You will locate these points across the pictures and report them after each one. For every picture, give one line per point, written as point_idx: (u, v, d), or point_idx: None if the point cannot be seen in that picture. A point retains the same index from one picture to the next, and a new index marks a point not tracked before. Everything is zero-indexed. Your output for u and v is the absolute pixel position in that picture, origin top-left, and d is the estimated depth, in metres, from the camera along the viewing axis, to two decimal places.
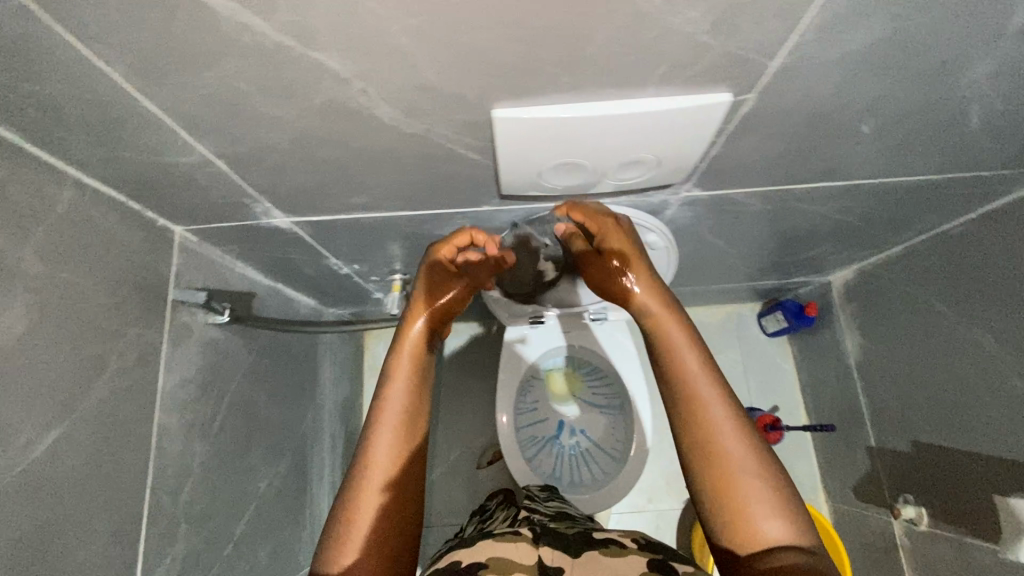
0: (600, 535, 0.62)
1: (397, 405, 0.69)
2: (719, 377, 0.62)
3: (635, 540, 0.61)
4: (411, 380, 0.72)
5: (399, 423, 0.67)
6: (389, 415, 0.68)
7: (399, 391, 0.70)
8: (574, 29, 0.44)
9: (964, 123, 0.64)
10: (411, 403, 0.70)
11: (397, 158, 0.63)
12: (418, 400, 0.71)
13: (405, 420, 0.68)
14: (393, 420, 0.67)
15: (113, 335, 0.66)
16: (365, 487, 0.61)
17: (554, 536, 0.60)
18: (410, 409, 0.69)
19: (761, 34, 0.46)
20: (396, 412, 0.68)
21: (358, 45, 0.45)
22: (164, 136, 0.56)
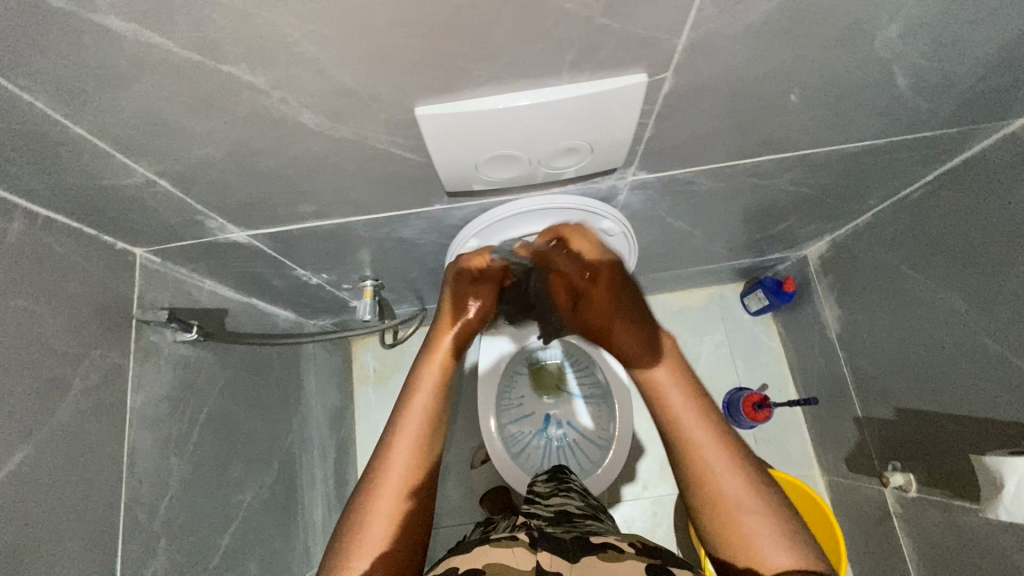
0: (597, 539, 0.60)
1: (421, 414, 0.68)
2: (708, 415, 0.63)
3: (632, 544, 0.60)
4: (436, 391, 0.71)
5: (422, 429, 0.66)
6: (412, 421, 0.67)
7: (422, 400, 0.69)
8: (472, 22, 0.45)
9: (892, 85, 0.65)
10: (435, 413, 0.69)
11: (334, 164, 0.65)
12: (441, 409, 0.70)
13: (427, 429, 0.67)
14: (415, 425, 0.66)
15: (76, 358, 0.68)
16: (384, 490, 0.60)
17: (552, 541, 0.59)
18: (433, 418, 0.68)
19: (660, 14, 0.47)
20: (421, 419, 0.67)
21: (266, 55, 0.46)
22: (101, 160, 0.58)
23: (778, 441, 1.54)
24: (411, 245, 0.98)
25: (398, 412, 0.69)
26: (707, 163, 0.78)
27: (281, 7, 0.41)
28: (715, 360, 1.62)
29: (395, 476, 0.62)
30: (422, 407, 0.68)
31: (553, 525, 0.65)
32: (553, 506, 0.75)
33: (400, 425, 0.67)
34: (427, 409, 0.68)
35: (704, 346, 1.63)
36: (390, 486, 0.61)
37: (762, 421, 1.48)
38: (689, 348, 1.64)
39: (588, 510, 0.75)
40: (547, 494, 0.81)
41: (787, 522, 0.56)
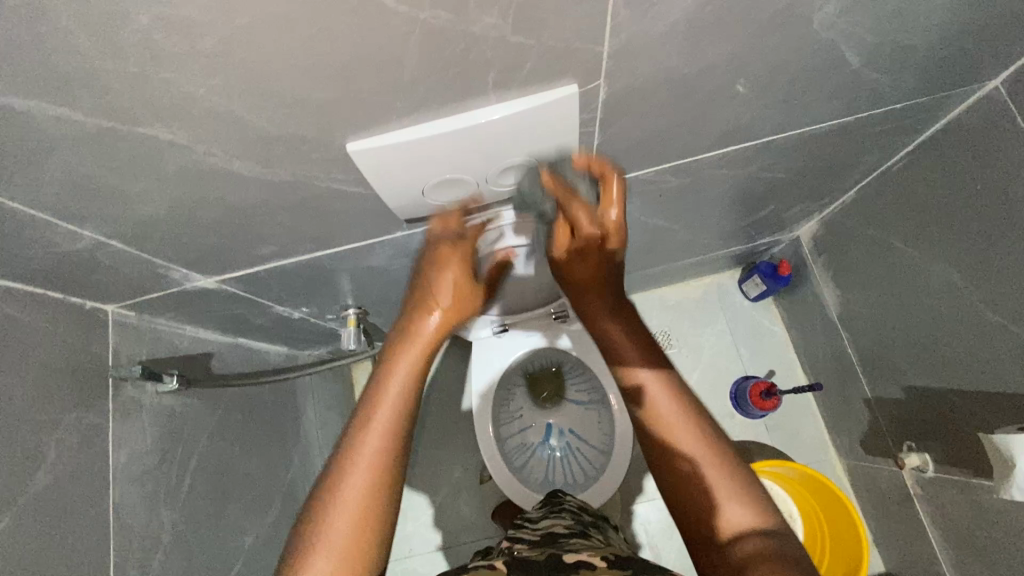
0: (569, 556, 0.58)
1: (376, 445, 0.55)
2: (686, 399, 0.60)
3: (605, 557, 0.59)
4: (399, 409, 0.57)
5: (377, 465, 0.54)
6: (364, 456, 0.54)
7: (380, 425, 0.56)
8: (379, 57, 0.44)
9: (843, 64, 0.62)
10: (393, 441, 0.56)
11: (281, 205, 0.64)
12: (403, 434, 0.57)
13: (383, 468, 0.54)
14: (367, 463, 0.54)
15: (50, 424, 0.68)
16: (321, 551, 0.49)
17: (524, 564, 0.57)
18: (391, 451, 0.55)
19: (573, 24, 0.45)
20: (374, 454, 0.54)
21: (177, 113, 0.45)
22: (46, 231, 0.58)
23: (792, 427, 1.49)
24: (384, 271, 0.97)
25: (348, 439, 0.56)
26: (667, 160, 0.76)
27: (177, 66, 0.41)
28: (719, 351, 1.58)
29: (337, 534, 0.50)
30: (377, 436, 0.55)
31: (531, 547, 0.63)
32: (541, 529, 0.73)
33: (350, 462, 0.54)
34: (383, 437, 0.55)
35: (705, 337, 1.60)
36: (328, 548, 0.50)
37: (772, 409, 1.43)
38: (690, 341, 1.60)
39: (577, 528, 0.73)
40: (537, 518, 0.78)
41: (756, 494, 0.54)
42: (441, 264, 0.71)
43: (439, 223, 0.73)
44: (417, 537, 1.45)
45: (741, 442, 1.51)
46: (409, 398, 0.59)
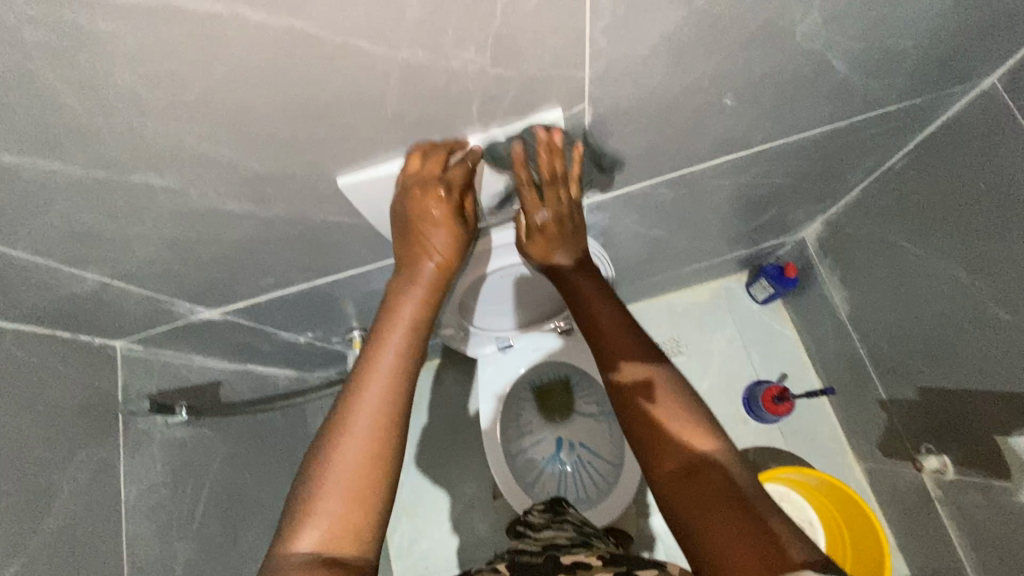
0: (567, 558, 0.58)
1: (380, 391, 0.55)
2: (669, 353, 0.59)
3: (601, 556, 0.59)
4: (404, 361, 0.57)
5: (380, 413, 0.54)
6: (368, 405, 0.54)
7: (383, 374, 0.56)
8: (361, 96, 0.45)
9: (831, 71, 0.61)
10: (396, 395, 0.55)
11: (276, 238, 0.65)
12: (407, 384, 0.57)
13: (388, 418, 0.54)
14: (371, 414, 0.53)
15: (61, 463, 0.69)
16: (325, 497, 0.49)
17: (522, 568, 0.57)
18: (395, 400, 0.55)
19: (552, 52, 0.45)
20: (378, 403, 0.54)
21: (166, 160, 0.46)
22: (49, 275, 0.59)
23: (808, 431, 1.46)
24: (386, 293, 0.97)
25: (350, 390, 0.55)
26: (660, 173, 0.76)
27: (164, 117, 0.42)
28: (729, 356, 1.56)
29: (342, 479, 0.50)
30: (382, 386, 0.55)
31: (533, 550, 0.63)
32: (543, 536, 0.71)
33: (354, 410, 0.54)
34: (387, 389, 0.55)
35: (715, 342, 1.58)
36: (333, 495, 0.49)
37: (785, 414, 1.40)
38: (700, 347, 1.58)
39: (580, 537, 0.70)
40: (540, 524, 0.77)
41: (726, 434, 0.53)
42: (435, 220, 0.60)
43: (417, 160, 0.54)
44: (431, 556, 1.43)
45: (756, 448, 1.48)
46: (414, 350, 0.59)
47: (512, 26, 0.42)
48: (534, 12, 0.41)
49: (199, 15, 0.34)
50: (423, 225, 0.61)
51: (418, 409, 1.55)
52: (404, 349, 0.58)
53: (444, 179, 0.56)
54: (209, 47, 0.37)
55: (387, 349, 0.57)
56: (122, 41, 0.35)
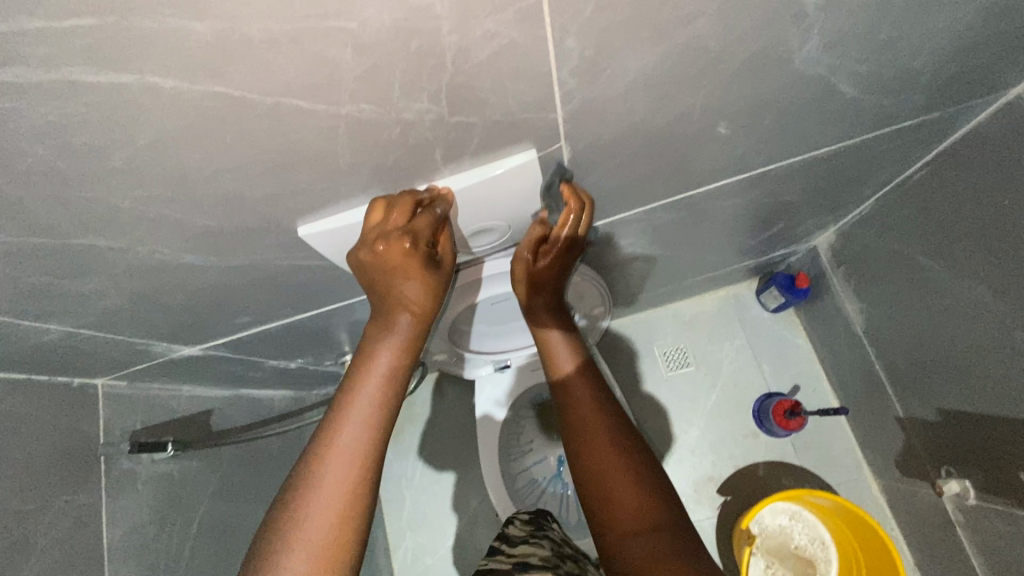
0: None
1: (351, 452, 0.51)
2: (623, 430, 0.61)
3: None
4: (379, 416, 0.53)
5: (351, 474, 0.50)
6: (341, 458, 0.50)
7: (357, 428, 0.52)
8: (307, 151, 0.41)
9: (837, 93, 0.56)
10: (369, 456, 0.51)
11: (246, 282, 0.62)
12: (384, 435, 0.53)
13: (360, 481, 0.50)
14: (342, 471, 0.50)
15: (37, 513, 0.67)
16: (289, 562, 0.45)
17: None
18: (370, 454, 0.51)
19: (516, 97, 0.41)
20: (352, 458, 0.50)
21: (108, 222, 0.44)
22: (8, 330, 0.57)
23: (821, 446, 1.40)
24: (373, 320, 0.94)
25: (320, 443, 0.51)
26: (653, 199, 0.71)
27: (93, 183, 0.38)
28: (739, 366, 1.50)
29: (309, 539, 0.46)
30: (353, 441, 0.51)
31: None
32: (516, 556, 0.62)
33: (325, 466, 0.50)
34: (360, 443, 0.51)
35: (724, 353, 1.52)
36: (300, 556, 0.45)
37: (797, 428, 1.35)
38: (708, 357, 1.52)
39: (553, 561, 0.60)
40: (515, 540, 0.67)
41: (675, 517, 0.54)
42: (402, 273, 0.54)
43: (381, 211, 0.50)
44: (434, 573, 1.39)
45: (768, 463, 1.42)
46: (391, 402, 0.55)
47: (466, 75, 0.38)
48: (492, 58, 0.37)
49: (105, 88, 0.31)
50: (392, 278, 0.54)
51: (420, 424, 1.52)
52: (381, 401, 0.54)
53: (409, 230, 0.50)
54: (127, 116, 0.33)
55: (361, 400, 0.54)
56: (27, 119, 0.32)
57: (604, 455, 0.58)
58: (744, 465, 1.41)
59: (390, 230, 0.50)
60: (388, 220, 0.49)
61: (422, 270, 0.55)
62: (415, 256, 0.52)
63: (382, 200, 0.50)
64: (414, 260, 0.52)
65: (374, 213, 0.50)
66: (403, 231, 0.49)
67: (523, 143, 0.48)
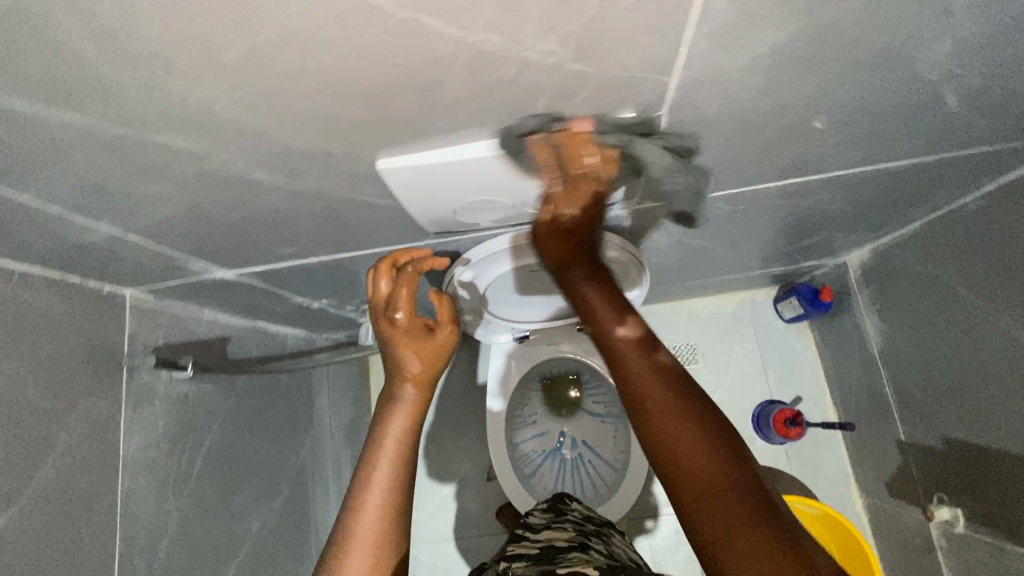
0: (561, 566, 0.55)
1: (375, 513, 0.53)
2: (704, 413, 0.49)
3: (596, 566, 0.55)
4: (393, 484, 0.55)
5: (375, 537, 0.52)
6: (368, 523, 0.52)
7: (377, 498, 0.54)
8: (416, 78, 0.39)
9: (940, 105, 0.54)
10: (392, 511, 0.54)
11: (305, 210, 0.60)
12: (405, 491, 0.56)
13: (385, 538, 0.52)
14: (366, 543, 0.52)
15: (60, 413, 0.67)
16: None
17: None
18: (392, 513, 0.54)
19: (642, 54, 0.40)
20: (373, 529, 0.52)
21: (197, 124, 0.42)
22: (60, 224, 0.55)
23: (814, 458, 1.42)
24: None
25: (349, 510, 0.54)
26: (719, 188, 0.70)
27: (196, 77, 0.37)
28: (745, 370, 1.51)
29: None
30: (376, 505, 0.53)
31: (527, 565, 0.58)
32: (541, 541, 0.66)
33: (350, 543, 0.51)
34: (383, 504, 0.54)
35: (733, 354, 1.53)
36: None
37: (794, 438, 1.37)
38: (717, 357, 1.53)
39: (577, 541, 0.65)
40: (539, 527, 0.72)
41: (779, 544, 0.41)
42: (400, 341, 0.61)
43: (376, 285, 0.65)
44: (420, 527, 1.42)
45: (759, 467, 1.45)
46: (405, 471, 0.56)
47: (603, 21, 0.36)
48: (637, 7, 0.35)
49: None
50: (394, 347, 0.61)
51: None
52: (400, 457, 0.56)
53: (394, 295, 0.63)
54: (255, 8, 0.31)
55: (383, 462, 0.56)
56: None
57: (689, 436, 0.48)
58: None
59: (387, 295, 0.64)
60: (381, 286, 0.65)
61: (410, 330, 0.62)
62: (406, 321, 0.62)
63: (376, 273, 0.65)
64: (406, 327, 0.62)
65: (376, 283, 0.65)
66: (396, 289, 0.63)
67: (626, 102, 0.46)
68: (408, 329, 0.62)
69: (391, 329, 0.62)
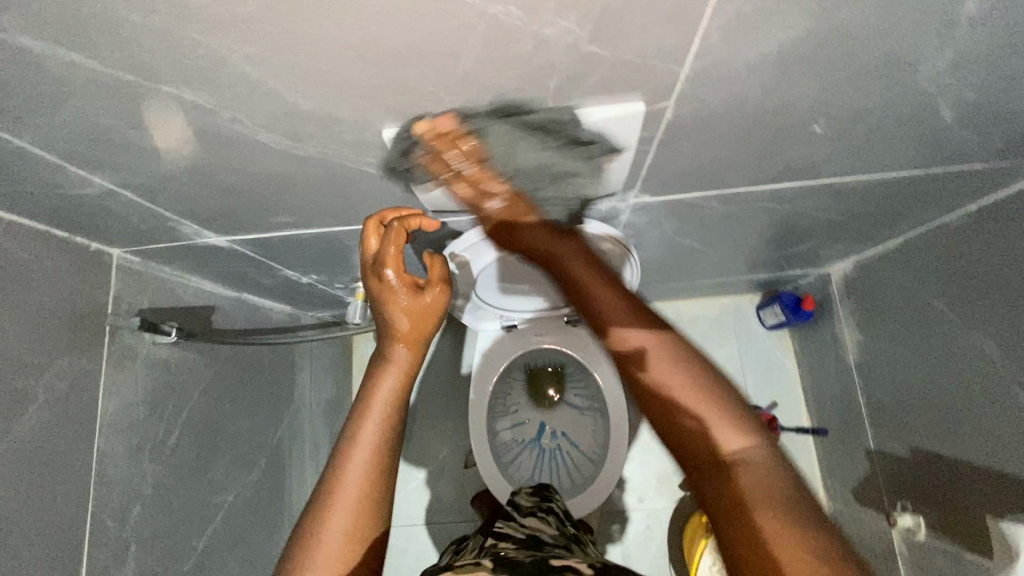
0: (558, 560, 0.54)
1: (361, 468, 0.53)
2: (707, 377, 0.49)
3: (592, 565, 0.54)
4: (380, 439, 0.55)
5: (360, 490, 0.53)
6: (353, 477, 0.53)
7: (364, 452, 0.54)
8: (432, 47, 0.39)
9: (935, 117, 0.56)
10: (378, 465, 0.54)
11: (306, 178, 0.60)
12: (392, 448, 0.56)
13: (369, 492, 0.53)
14: (351, 494, 0.52)
15: (41, 367, 0.66)
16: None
17: (513, 562, 0.53)
18: (377, 468, 0.54)
19: (656, 41, 0.40)
20: (358, 486, 0.53)
21: (207, 76, 0.41)
22: (55, 173, 0.54)
23: None
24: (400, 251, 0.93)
25: (335, 462, 0.54)
26: (716, 187, 0.71)
27: (212, 27, 0.36)
28: None
29: (328, 552, 0.50)
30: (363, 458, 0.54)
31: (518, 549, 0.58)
32: (528, 529, 0.67)
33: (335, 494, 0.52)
34: (369, 458, 0.54)
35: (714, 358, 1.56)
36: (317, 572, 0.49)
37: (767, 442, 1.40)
38: None
39: (564, 541, 0.66)
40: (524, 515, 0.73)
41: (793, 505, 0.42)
42: (390, 300, 0.60)
43: (365, 244, 0.62)
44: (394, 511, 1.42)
45: None
46: (392, 433, 0.56)
47: (622, 4, 0.36)
48: None
49: None
50: (385, 306, 0.60)
51: None
52: (388, 414, 0.57)
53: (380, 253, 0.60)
54: None
55: (372, 418, 0.56)
56: None
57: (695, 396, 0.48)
58: None
59: (374, 253, 0.61)
60: (370, 245, 0.61)
61: (400, 290, 0.59)
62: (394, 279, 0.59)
63: (364, 232, 0.62)
64: (395, 286, 0.59)
65: (363, 242, 0.62)
66: (382, 247, 0.60)
67: (639, 89, 0.47)
68: (396, 289, 0.59)
69: (379, 288, 0.60)
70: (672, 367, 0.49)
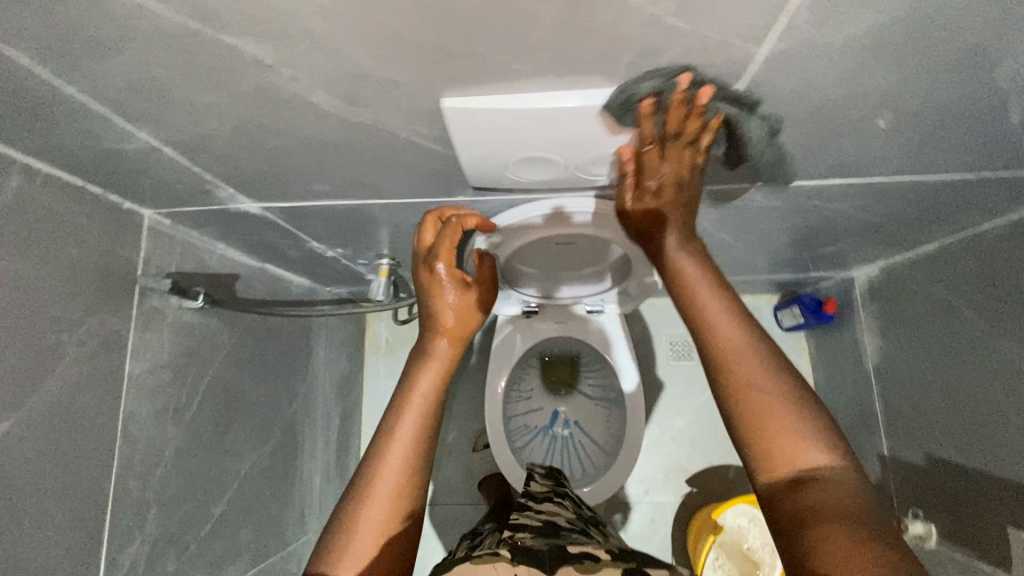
0: (573, 546, 0.54)
1: (405, 442, 0.54)
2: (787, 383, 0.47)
3: (609, 549, 0.55)
4: (425, 417, 0.56)
5: (404, 463, 0.53)
6: (399, 449, 0.54)
7: (409, 427, 0.55)
8: (510, 11, 0.38)
9: (1002, 118, 0.55)
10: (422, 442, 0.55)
11: (352, 146, 0.59)
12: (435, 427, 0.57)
13: (412, 466, 0.53)
14: (397, 466, 0.53)
15: (73, 323, 0.65)
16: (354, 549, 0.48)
17: (529, 549, 0.53)
18: (421, 444, 0.55)
19: (741, 17, 0.39)
20: (400, 463, 0.53)
21: (272, 29, 0.40)
22: (101, 125, 0.53)
23: None
24: None
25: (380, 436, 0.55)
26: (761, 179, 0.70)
27: None
28: None
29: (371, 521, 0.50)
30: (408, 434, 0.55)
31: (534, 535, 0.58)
32: (542, 512, 0.66)
33: (380, 464, 0.53)
34: (413, 434, 0.55)
35: None
36: (362, 539, 0.49)
37: None
38: None
39: (578, 523, 0.66)
40: (539, 497, 0.73)
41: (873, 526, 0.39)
42: (437, 291, 0.65)
43: (422, 236, 0.67)
44: None
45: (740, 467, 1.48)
46: (435, 413, 0.57)
47: None
48: None
49: None
50: (432, 298, 0.65)
51: None
52: (433, 395, 0.58)
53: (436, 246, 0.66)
54: None
55: (417, 396, 0.57)
56: None
57: (777, 402, 0.46)
58: (717, 463, 1.38)
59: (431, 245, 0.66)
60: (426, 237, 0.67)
61: (450, 284, 0.65)
62: (445, 274, 0.65)
63: (422, 224, 0.68)
64: (444, 279, 0.65)
65: (421, 235, 0.68)
66: (438, 239, 0.65)
67: (689, 76, 0.46)
68: (446, 282, 0.65)
69: (430, 279, 0.66)
70: (764, 367, 0.47)
